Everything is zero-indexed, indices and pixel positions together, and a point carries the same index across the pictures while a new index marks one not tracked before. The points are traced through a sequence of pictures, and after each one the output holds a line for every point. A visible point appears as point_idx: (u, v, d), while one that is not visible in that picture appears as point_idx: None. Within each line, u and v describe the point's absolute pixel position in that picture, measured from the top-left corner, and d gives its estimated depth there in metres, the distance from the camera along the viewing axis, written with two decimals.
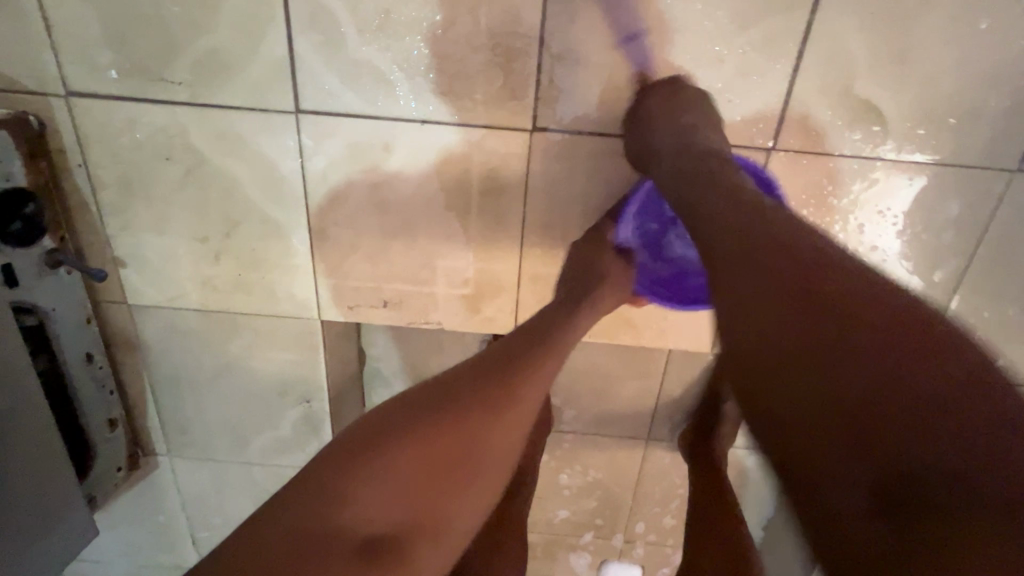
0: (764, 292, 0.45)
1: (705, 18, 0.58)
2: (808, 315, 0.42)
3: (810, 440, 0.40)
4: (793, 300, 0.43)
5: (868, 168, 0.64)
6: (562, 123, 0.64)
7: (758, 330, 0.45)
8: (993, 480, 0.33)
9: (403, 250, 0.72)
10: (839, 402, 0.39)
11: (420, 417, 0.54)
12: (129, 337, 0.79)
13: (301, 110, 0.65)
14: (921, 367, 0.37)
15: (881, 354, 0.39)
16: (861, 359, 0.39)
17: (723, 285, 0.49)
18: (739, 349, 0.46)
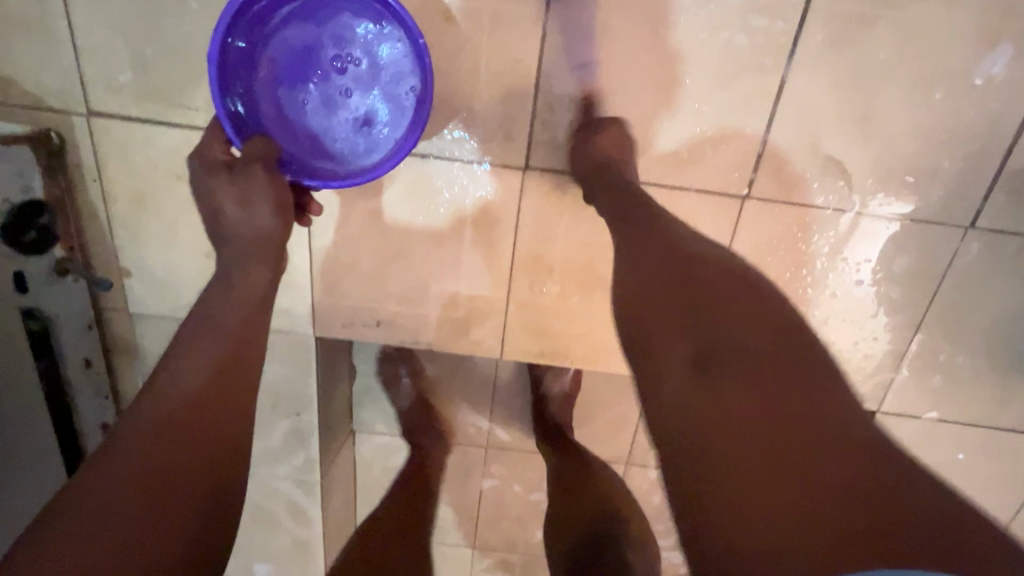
0: (693, 324, 0.50)
1: (687, 76, 0.64)
2: (733, 350, 0.48)
3: (733, 452, 0.43)
4: (722, 337, 0.49)
5: (833, 218, 0.70)
6: (554, 163, 0.69)
7: (663, 300, 0.53)
8: (864, 472, 0.41)
9: (399, 274, 0.76)
10: (750, 425, 0.44)
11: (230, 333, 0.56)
12: (128, 344, 0.82)
13: None
14: (813, 408, 0.44)
15: (790, 393, 0.45)
16: (771, 396, 0.45)
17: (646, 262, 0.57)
18: (657, 312, 0.53)
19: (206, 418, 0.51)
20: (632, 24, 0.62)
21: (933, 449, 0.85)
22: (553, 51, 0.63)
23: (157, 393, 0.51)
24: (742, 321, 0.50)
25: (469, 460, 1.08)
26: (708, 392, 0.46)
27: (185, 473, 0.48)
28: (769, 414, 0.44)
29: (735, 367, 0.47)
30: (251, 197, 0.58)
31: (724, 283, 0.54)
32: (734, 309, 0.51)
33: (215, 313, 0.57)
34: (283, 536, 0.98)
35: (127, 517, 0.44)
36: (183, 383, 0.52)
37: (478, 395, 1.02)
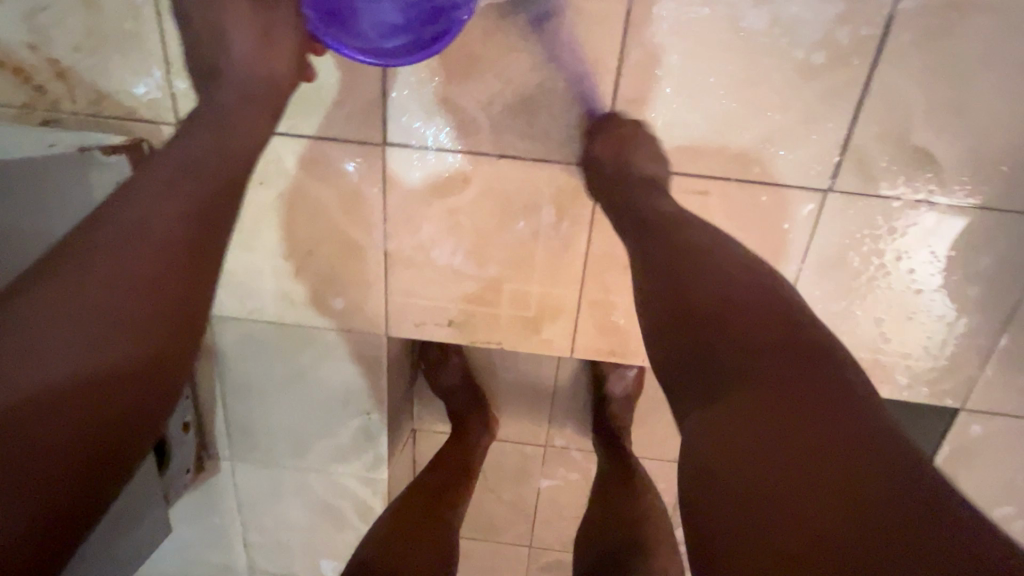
0: (719, 310, 0.47)
1: (769, 69, 0.63)
2: (762, 384, 0.42)
3: (738, 450, 0.40)
4: (751, 375, 0.43)
5: (921, 210, 0.68)
6: None
7: (694, 274, 0.51)
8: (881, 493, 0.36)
9: (473, 273, 0.77)
10: (795, 467, 0.38)
11: (184, 235, 0.50)
12: (207, 345, 0.85)
13: (389, 142, 0.70)
14: (837, 429, 0.39)
15: (830, 437, 0.39)
16: (803, 443, 0.39)
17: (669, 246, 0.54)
18: (682, 289, 0.50)
19: (165, 276, 0.48)
20: (715, 18, 0.61)
21: (1018, 448, 0.82)
22: (634, 48, 0.63)
23: (121, 230, 0.48)
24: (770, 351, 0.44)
25: (527, 459, 1.08)
26: (724, 411, 0.42)
27: (131, 324, 0.45)
28: (796, 456, 0.38)
29: (761, 404, 0.41)
30: (272, 36, 0.60)
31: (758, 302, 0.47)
32: (769, 348, 0.44)
33: (203, 165, 0.54)
34: (350, 533, 1.00)
35: (64, 354, 0.42)
36: (148, 232, 0.48)
37: (539, 394, 1.02)
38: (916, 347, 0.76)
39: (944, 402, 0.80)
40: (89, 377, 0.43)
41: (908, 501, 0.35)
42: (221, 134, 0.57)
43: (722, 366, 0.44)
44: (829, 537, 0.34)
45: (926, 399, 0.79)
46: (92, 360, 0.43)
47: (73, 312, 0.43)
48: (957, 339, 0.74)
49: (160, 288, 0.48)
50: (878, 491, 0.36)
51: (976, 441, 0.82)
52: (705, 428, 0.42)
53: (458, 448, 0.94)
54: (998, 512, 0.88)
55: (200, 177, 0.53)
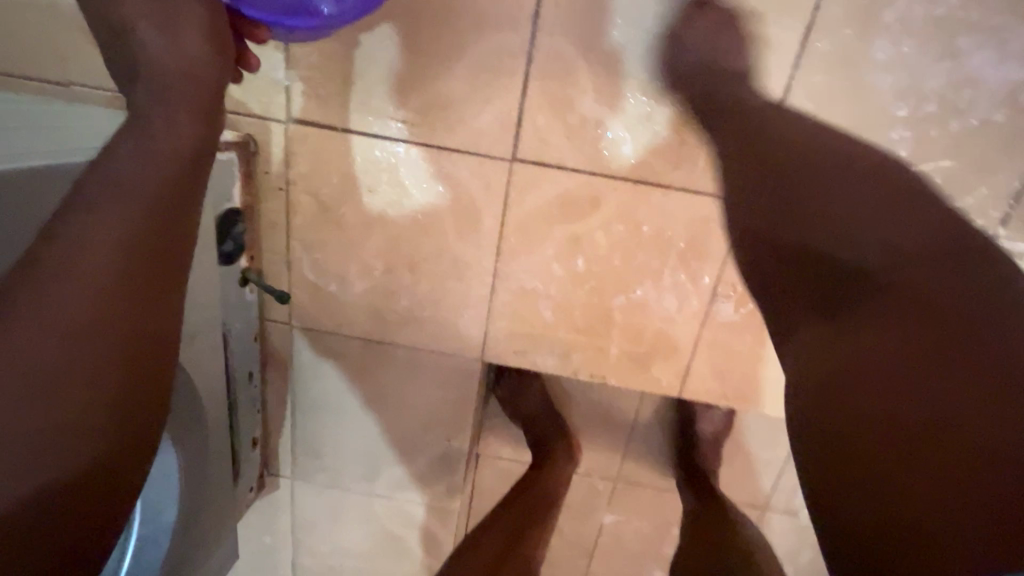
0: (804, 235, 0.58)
1: (942, 119, 0.59)
2: (869, 341, 0.47)
3: (836, 386, 0.48)
4: (862, 326, 0.49)
5: None
6: None
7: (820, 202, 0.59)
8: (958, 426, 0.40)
9: (587, 302, 0.72)
10: (882, 409, 0.44)
11: (126, 245, 0.38)
12: (285, 357, 0.79)
13: (517, 157, 0.65)
14: (921, 355, 0.44)
15: (926, 390, 0.43)
16: (892, 394, 0.44)
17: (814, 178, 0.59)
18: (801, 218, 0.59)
19: (110, 318, 0.37)
20: (895, 63, 0.57)
21: None
22: (801, 85, 0.58)
23: (39, 271, 0.36)
24: (901, 306, 0.48)
25: (595, 493, 1.03)
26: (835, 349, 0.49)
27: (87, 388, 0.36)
28: (883, 404, 0.44)
29: (864, 359, 0.47)
30: (178, 23, 0.43)
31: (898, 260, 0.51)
32: (900, 304, 0.48)
33: (128, 172, 0.40)
34: (410, 560, 0.94)
35: (6, 450, 0.33)
36: (80, 268, 0.37)
37: (617, 428, 0.96)
38: None
39: None
40: (47, 466, 0.35)
41: (980, 455, 0.39)
42: (151, 125, 0.42)
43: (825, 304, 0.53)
44: (891, 470, 0.42)
45: None
46: (61, 414, 0.35)
47: (2, 400, 0.33)
48: None
49: (102, 338, 0.37)
50: (953, 444, 0.40)
51: None
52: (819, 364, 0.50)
53: (534, 480, 0.88)
54: None
55: (129, 182, 0.40)
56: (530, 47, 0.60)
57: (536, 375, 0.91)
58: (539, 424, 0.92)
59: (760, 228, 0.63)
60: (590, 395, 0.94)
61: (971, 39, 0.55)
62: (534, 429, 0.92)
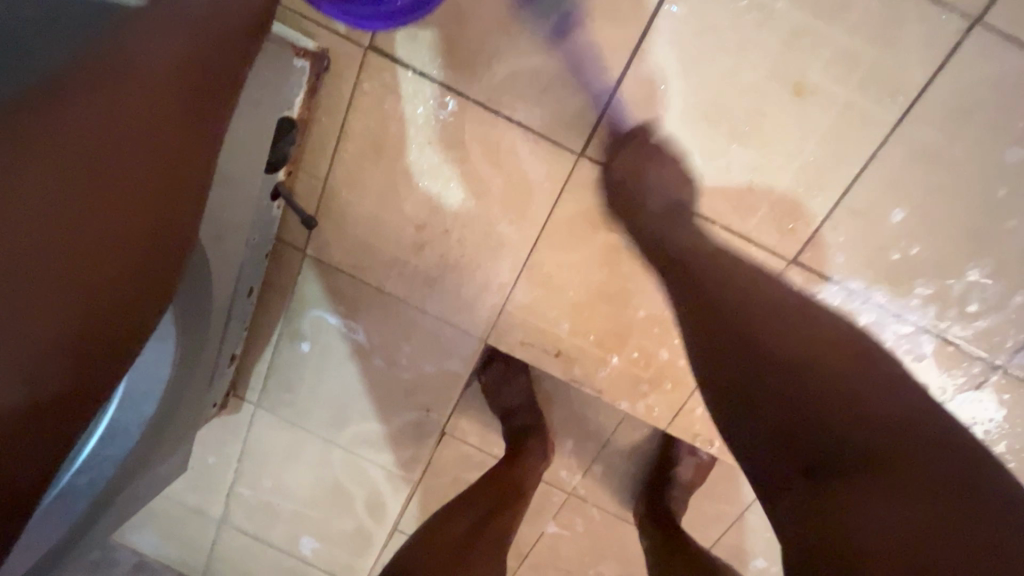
0: (792, 344, 0.51)
1: (954, 257, 0.62)
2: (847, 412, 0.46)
3: (861, 495, 0.42)
4: (829, 362, 0.49)
5: None
6: (822, 266, 0.64)
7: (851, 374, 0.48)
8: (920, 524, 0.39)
9: (606, 314, 0.71)
10: (888, 527, 0.40)
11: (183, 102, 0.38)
12: (288, 284, 0.77)
13: (585, 154, 0.64)
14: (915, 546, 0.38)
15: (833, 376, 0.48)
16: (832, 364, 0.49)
17: (800, 341, 0.52)
18: (753, 315, 0.54)
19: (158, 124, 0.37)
20: (944, 181, 0.59)
21: None
22: (854, 195, 0.61)
23: (104, 78, 0.35)
24: (913, 467, 0.41)
25: (546, 502, 1.03)
26: (810, 417, 0.46)
27: (124, 201, 0.35)
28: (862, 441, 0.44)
29: (757, 317, 0.54)
30: None
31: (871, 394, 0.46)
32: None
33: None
34: (348, 522, 0.91)
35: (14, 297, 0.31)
36: (132, 83, 0.35)
37: (588, 444, 0.97)
38: None
39: None
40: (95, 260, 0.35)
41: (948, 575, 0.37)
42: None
43: (839, 431, 0.45)
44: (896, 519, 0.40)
45: None
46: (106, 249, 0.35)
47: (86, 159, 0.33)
48: None
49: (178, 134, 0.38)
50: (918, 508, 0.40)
51: None
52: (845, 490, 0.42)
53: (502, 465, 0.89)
54: None
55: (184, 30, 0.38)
56: (634, 49, 0.59)
57: (526, 368, 0.90)
58: (518, 416, 0.91)
59: (726, 322, 0.54)
60: (572, 406, 0.95)
61: (1005, 190, 0.59)
62: (514, 419, 0.92)
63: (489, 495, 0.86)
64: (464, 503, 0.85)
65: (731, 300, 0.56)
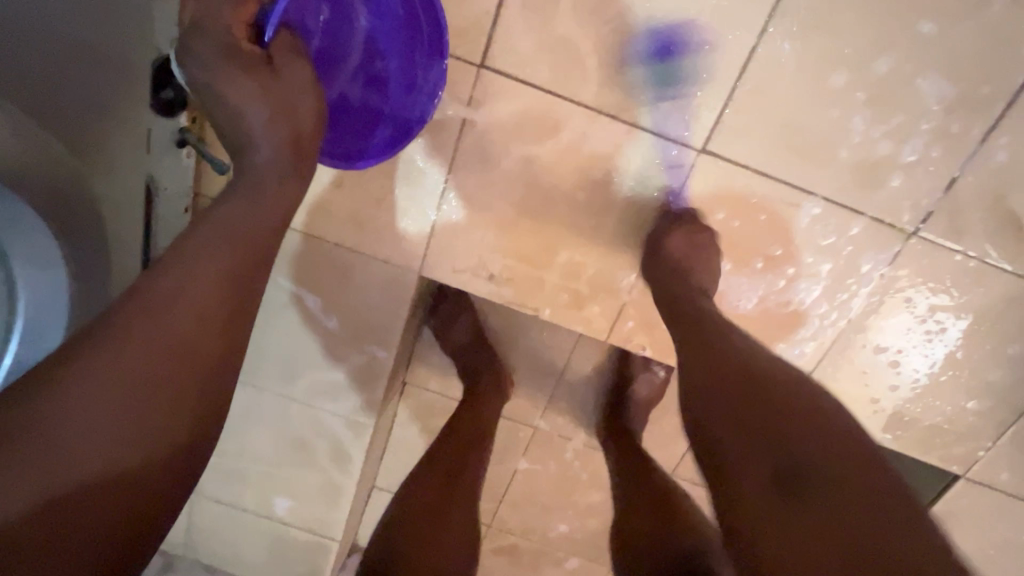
0: (729, 381, 0.48)
1: (859, 127, 0.62)
2: (782, 439, 0.42)
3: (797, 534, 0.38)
4: (762, 388, 0.46)
5: (993, 274, 0.67)
6: (729, 151, 0.65)
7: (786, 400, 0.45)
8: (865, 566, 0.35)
9: (531, 229, 0.72)
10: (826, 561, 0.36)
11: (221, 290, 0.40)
12: None
13: (484, 65, 0.63)
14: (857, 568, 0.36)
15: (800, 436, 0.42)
16: (776, 391, 0.45)
17: (734, 369, 0.49)
18: (701, 356, 0.52)
19: (202, 309, 0.39)
20: (836, 49, 0.59)
21: (999, 526, 0.83)
22: (751, 74, 0.61)
23: (156, 289, 0.38)
24: (838, 485, 0.39)
25: (514, 437, 1.05)
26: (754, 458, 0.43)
27: (164, 384, 0.36)
28: (807, 507, 0.39)
29: (718, 355, 0.51)
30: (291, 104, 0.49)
31: (802, 422, 0.43)
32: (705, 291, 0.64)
33: (237, 214, 0.43)
34: (316, 476, 0.92)
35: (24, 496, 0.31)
36: (177, 305, 0.38)
37: (545, 373, 0.99)
38: (943, 413, 0.75)
39: (949, 466, 0.80)
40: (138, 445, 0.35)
41: None
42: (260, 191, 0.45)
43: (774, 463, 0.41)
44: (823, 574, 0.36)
45: (934, 460, 0.79)
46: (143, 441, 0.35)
47: (139, 365, 0.36)
48: (979, 411, 0.75)
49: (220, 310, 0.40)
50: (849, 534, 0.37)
51: (963, 510, 0.83)
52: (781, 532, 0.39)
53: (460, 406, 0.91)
54: None
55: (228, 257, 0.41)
56: None
57: (471, 301, 0.91)
58: (468, 352, 0.93)
59: (688, 372, 0.51)
60: (524, 336, 0.96)
61: (898, 49, 0.59)
62: (466, 356, 0.93)
63: (450, 450, 0.86)
64: (428, 465, 0.83)
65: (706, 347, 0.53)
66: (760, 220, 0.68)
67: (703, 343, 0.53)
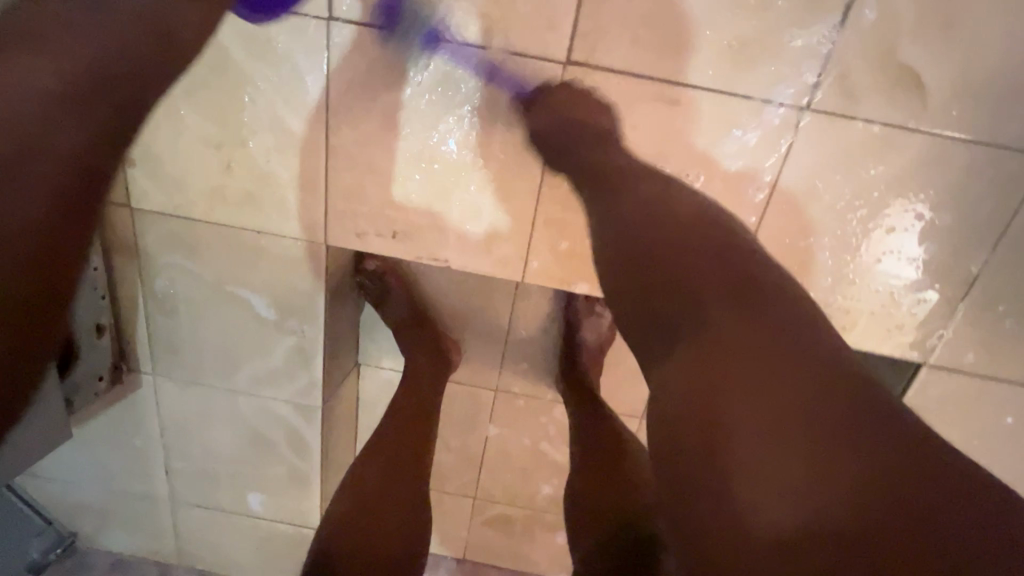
0: (696, 266, 0.46)
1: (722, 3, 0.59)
2: (751, 333, 0.42)
3: (769, 424, 0.39)
4: (738, 284, 0.45)
5: (899, 136, 0.63)
6: (596, 58, 0.63)
7: (756, 302, 0.44)
8: (850, 457, 0.37)
9: (422, 178, 0.72)
10: (790, 447, 0.38)
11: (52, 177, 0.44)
12: (129, 243, 0.78)
13: (333, 17, 0.63)
14: (821, 454, 0.37)
15: (796, 388, 0.40)
16: (750, 290, 0.45)
17: (699, 256, 0.47)
18: (665, 243, 0.49)
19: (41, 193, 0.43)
20: None
21: (979, 415, 0.77)
22: None
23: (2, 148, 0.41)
24: (809, 383, 0.40)
25: (477, 403, 1.04)
26: (730, 347, 0.42)
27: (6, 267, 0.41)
28: (804, 452, 0.37)
29: (676, 229, 0.50)
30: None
31: (774, 322, 0.43)
32: (583, 169, 0.62)
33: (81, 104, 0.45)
34: (280, 465, 0.93)
35: None
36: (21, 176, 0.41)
37: (494, 333, 0.98)
38: (884, 296, 0.71)
39: (909, 356, 0.74)
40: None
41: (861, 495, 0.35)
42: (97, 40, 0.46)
43: (751, 352, 0.42)
44: (770, 495, 0.36)
45: (890, 351, 0.74)
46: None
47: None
48: (925, 290, 0.70)
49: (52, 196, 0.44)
50: (823, 428, 0.38)
51: (937, 404, 0.77)
52: (753, 419, 0.39)
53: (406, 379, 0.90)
54: None
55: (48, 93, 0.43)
56: None
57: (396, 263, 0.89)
58: (407, 324, 0.91)
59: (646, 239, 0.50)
60: (464, 298, 0.95)
61: None
62: (403, 328, 0.92)
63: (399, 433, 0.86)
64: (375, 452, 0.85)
65: (647, 218, 0.52)
66: (644, 124, 0.66)
67: (651, 218, 0.51)
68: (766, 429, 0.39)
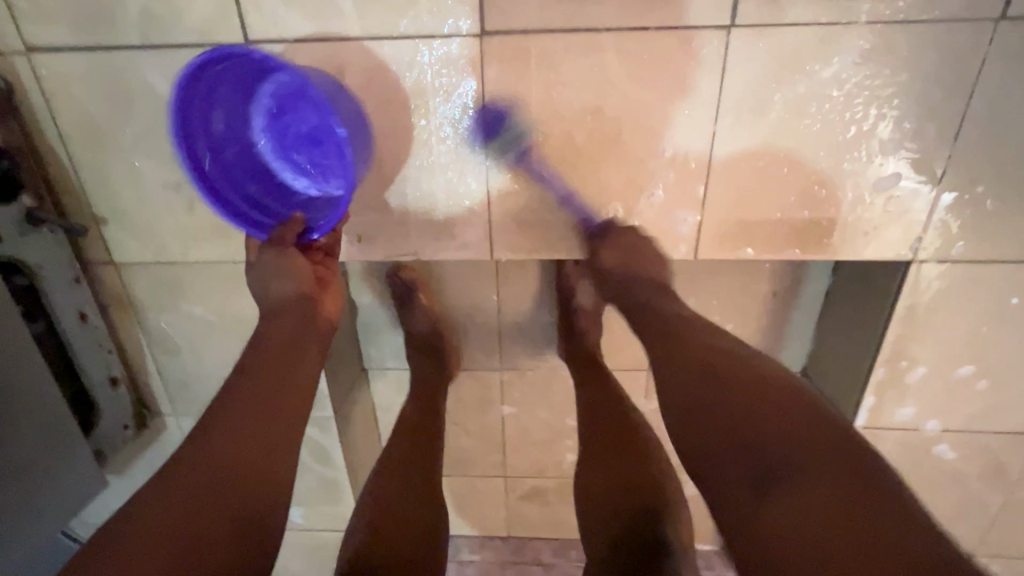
0: (719, 384, 0.57)
1: None
2: (775, 433, 0.51)
3: (795, 513, 0.46)
4: (762, 398, 0.54)
5: (836, 34, 0.61)
6: (510, 23, 0.63)
7: (772, 410, 0.53)
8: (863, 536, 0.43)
9: (373, 179, 0.73)
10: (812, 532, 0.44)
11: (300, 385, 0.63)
12: (122, 297, 0.82)
13: (251, 40, 0.65)
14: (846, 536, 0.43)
15: (819, 466, 0.48)
16: (775, 401, 0.53)
17: (726, 390, 0.56)
18: (702, 377, 0.58)
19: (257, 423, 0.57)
20: None
21: (983, 301, 0.74)
22: None
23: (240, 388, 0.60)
24: (825, 469, 0.47)
25: (487, 386, 1.06)
26: (759, 454, 0.51)
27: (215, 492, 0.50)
28: (824, 517, 0.45)
29: (707, 364, 0.59)
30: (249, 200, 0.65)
31: (790, 430, 0.51)
32: (649, 321, 0.70)
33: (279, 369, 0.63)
34: (310, 477, 0.98)
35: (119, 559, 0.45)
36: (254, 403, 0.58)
37: (487, 315, 1.00)
38: (857, 200, 0.69)
39: (897, 255, 0.72)
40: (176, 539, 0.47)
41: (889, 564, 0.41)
42: None
43: (778, 448, 0.50)
44: (769, 540, 0.46)
45: (875, 255, 0.72)
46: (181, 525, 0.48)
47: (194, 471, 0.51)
48: (897, 184, 0.68)
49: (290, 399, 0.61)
50: (841, 521, 0.44)
51: (938, 298, 0.74)
52: (778, 508, 0.47)
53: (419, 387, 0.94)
54: (980, 382, 0.80)
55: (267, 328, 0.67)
56: None
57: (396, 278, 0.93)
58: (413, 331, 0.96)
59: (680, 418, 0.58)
60: (451, 288, 0.97)
61: None
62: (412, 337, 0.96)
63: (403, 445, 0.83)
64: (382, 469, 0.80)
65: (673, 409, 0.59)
66: (574, 80, 0.66)
67: (675, 347, 0.63)
68: (787, 519, 0.46)
